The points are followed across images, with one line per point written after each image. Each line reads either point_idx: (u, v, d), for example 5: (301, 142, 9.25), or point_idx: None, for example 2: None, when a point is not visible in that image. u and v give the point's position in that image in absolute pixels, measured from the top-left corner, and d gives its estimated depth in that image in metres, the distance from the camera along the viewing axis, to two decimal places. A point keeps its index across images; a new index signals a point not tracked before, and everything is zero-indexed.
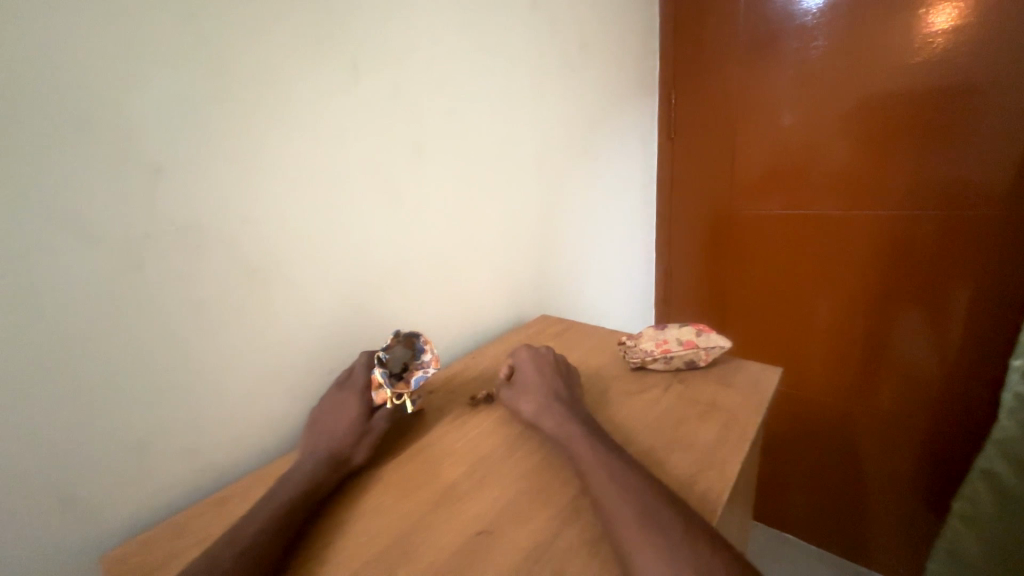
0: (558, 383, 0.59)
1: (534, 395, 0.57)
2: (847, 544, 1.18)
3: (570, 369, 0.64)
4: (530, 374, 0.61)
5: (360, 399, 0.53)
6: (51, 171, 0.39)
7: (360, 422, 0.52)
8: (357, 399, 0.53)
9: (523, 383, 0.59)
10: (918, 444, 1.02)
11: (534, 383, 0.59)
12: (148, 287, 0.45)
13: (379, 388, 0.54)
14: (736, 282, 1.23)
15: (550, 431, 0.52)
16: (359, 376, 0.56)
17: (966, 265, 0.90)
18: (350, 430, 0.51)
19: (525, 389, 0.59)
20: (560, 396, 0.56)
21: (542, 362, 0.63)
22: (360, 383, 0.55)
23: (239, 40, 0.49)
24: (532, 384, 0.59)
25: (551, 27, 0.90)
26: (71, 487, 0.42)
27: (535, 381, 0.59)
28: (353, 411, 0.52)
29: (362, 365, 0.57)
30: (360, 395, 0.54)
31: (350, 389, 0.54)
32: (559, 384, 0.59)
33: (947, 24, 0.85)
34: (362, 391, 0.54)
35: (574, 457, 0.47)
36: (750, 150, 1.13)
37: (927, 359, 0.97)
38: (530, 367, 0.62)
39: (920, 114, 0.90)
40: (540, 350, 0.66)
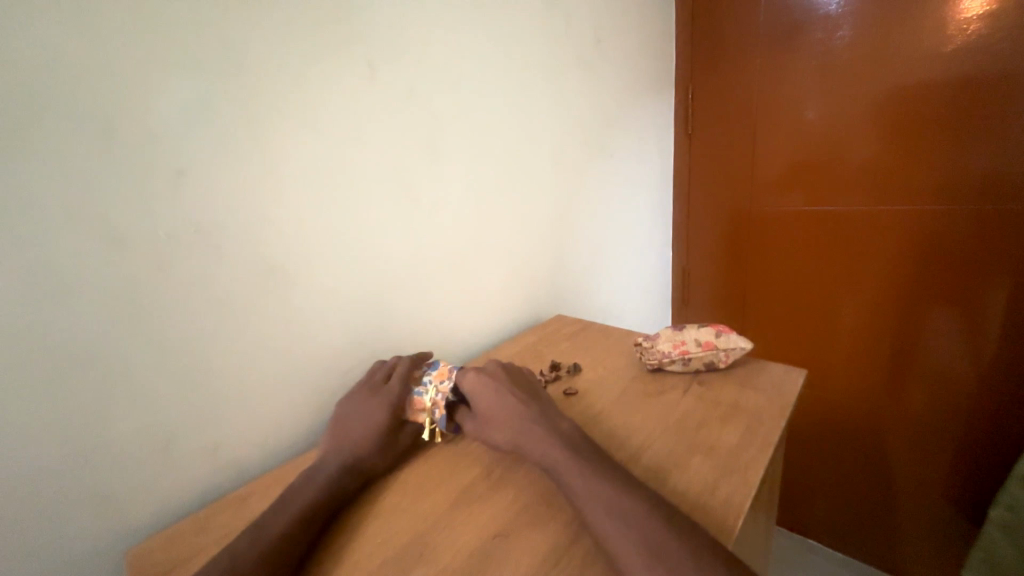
0: (520, 399, 0.51)
1: (503, 428, 0.49)
2: (875, 552, 1.14)
3: (522, 377, 0.56)
4: (485, 397, 0.51)
5: (392, 410, 0.51)
6: (72, 169, 0.39)
7: (387, 432, 0.50)
8: (387, 410, 0.51)
9: (483, 414, 0.51)
10: (952, 449, 0.98)
11: (494, 411, 0.50)
12: (169, 289, 0.45)
13: (418, 410, 0.53)
14: (757, 281, 1.20)
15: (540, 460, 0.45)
16: (395, 386, 0.54)
17: (1003, 262, 0.86)
18: (377, 438, 0.49)
19: (490, 422, 0.50)
20: (532, 414, 0.49)
21: (492, 379, 0.53)
22: (395, 394, 0.53)
23: (257, 37, 0.49)
24: (493, 413, 0.50)
25: (567, 24, 0.89)
26: (91, 485, 0.42)
27: (495, 408, 0.50)
28: (384, 415, 0.51)
29: (400, 376, 0.55)
30: (394, 407, 0.52)
31: (384, 397, 0.52)
32: (522, 402, 0.51)
33: (981, 9, 0.81)
34: (396, 404, 0.52)
35: (566, 487, 0.41)
36: (771, 145, 1.10)
37: (961, 360, 0.93)
38: (480, 391, 0.52)
39: (952, 104, 0.86)
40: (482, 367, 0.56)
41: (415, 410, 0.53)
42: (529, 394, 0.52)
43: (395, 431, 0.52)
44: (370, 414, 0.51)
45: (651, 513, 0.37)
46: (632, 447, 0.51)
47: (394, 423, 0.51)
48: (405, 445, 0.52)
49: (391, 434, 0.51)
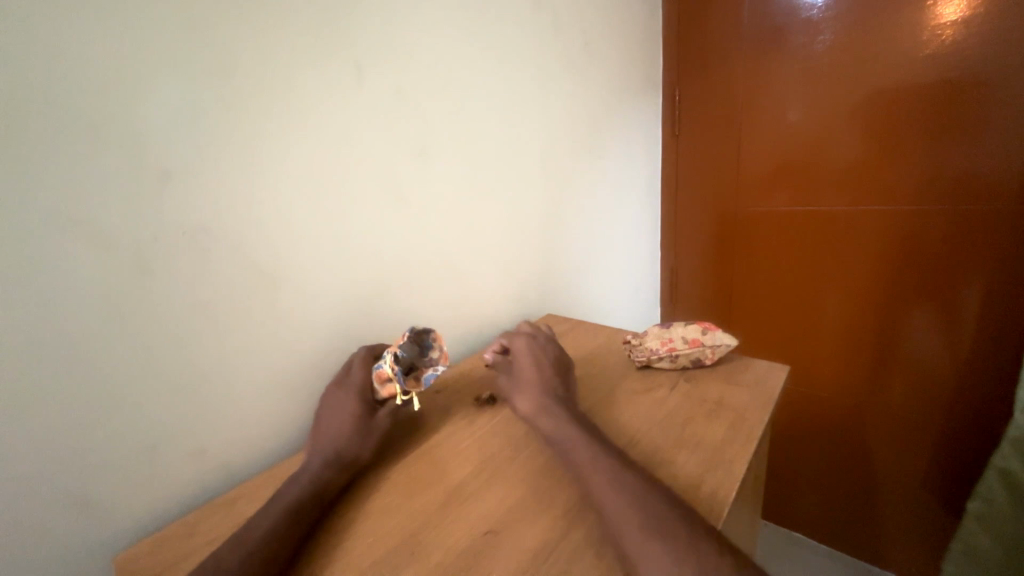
0: (553, 381, 0.57)
1: (531, 392, 0.55)
2: (859, 543, 1.17)
3: (568, 369, 0.62)
4: (529, 366, 0.59)
5: (360, 397, 0.52)
6: (56, 170, 0.38)
7: (362, 420, 0.50)
8: (356, 398, 0.52)
9: (520, 375, 0.58)
10: (931, 441, 1.01)
11: (531, 378, 0.57)
12: (156, 290, 0.45)
13: (386, 382, 0.52)
14: (743, 280, 1.22)
15: (548, 433, 0.49)
16: (356, 373, 0.54)
17: (978, 260, 0.89)
18: (354, 429, 0.50)
19: (523, 383, 0.57)
20: (556, 396, 0.54)
21: (543, 354, 0.61)
22: (359, 380, 0.53)
23: (245, 37, 0.48)
24: (529, 378, 0.57)
25: (555, 26, 0.90)
26: (78, 490, 0.42)
27: (534, 376, 0.57)
28: (353, 408, 0.51)
29: (359, 360, 0.55)
30: (361, 395, 0.52)
31: (349, 387, 0.53)
32: (557, 384, 0.57)
33: (955, 16, 0.84)
34: (362, 389, 0.52)
35: (573, 464, 0.44)
36: (755, 147, 1.12)
37: (938, 355, 0.96)
38: (530, 356, 0.61)
39: (928, 108, 0.89)
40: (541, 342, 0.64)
41: (381, 382, 0.52)
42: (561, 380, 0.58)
43: (370, 417, 0.51)
44: (341, 406, 0.51)
45: (640, 505, 0.38)
46: (621, 443, 0.52)
47: (367, 411, 0.52)
48: (385, 426, 0.51)
49: (367, 420, 0.51)
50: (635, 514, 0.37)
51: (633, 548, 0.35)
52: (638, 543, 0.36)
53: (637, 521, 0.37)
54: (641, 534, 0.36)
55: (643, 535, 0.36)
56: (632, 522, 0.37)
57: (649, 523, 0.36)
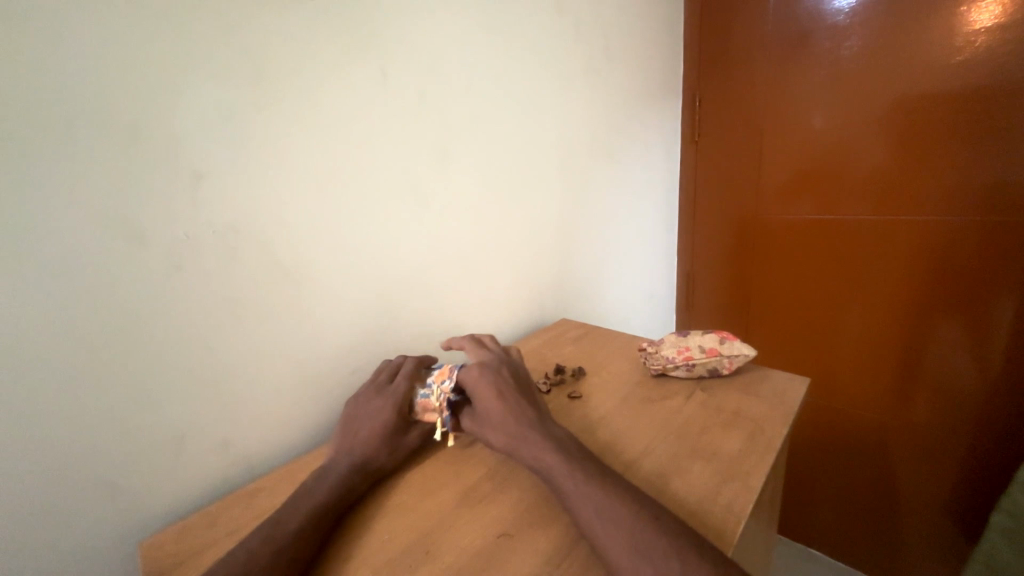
0: (518, 402, 0.50)
1: (505, 424, 0.48)
2: (877, 562, 1.14)
3: (521, 375, 0.56)
4: (483, 394, 0.51)
5: (399, 410, 0.52)
6: (100, 171, 0.40)
7: (395, 433, 0.51)
8: (392, 410, 0.52)
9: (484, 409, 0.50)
10: (958, 461, 0.97)
11: (492, 407, 0.50)
12: (187, 288, 0.47)
13: (429, 411, 0.54)
14: (763, 288, 1.20)
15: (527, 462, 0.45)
16: (400, 385, 0.55)
17: (1011, 274, 0.85)
18: (382, 439, 0.50)
19: (489, 417, 0.50)
20: (526, 416, 0.49)
21: (495, 377, 0.53)
22: (401, 392, 0.54)
23: (276, 45, 0.50)
24: (494, 409, 0.50)
25: (576, 32, 0.90)
26: (111, 477, 0.44)
27: (496, 406, 0.50)
28: (387, 418, 0.51)
29: (405, 374, 0.56)
30: (399, 406, 0.53)
31: (389, 396, 0.53)
32: (524, 402, 0.51)
33: (990, 22, 0.81)
34: (402, 402, 0.53)
35: (558, 490, 0.42)
36: (778, 153, 1.11)
37: (967, 371, 0.93)
38: (482, 383, 0.52)
39: (959, 116, 0.87)
40: (486, 359, 0.56)
41: (424, 411, 0.54)
42: (527, 396, 0.52)
43: (403, 432, 0.52)
44: (377, 413, 0.52)
45: (642, 524, 0.37)
46: (635, 452, 0.51)
47: (402, 425, 0.52)
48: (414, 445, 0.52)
49: (399, 434, 0.52)
50: (627, 538, 0.36)
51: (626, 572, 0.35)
52: (631, 568, 0.35)
53: (630, 545, 0.36)
54: (633, 557, 0.35)
55: (635, 562, 0.35)
56: (624, 548, 0.36)
57: (643, 549, 0.35)
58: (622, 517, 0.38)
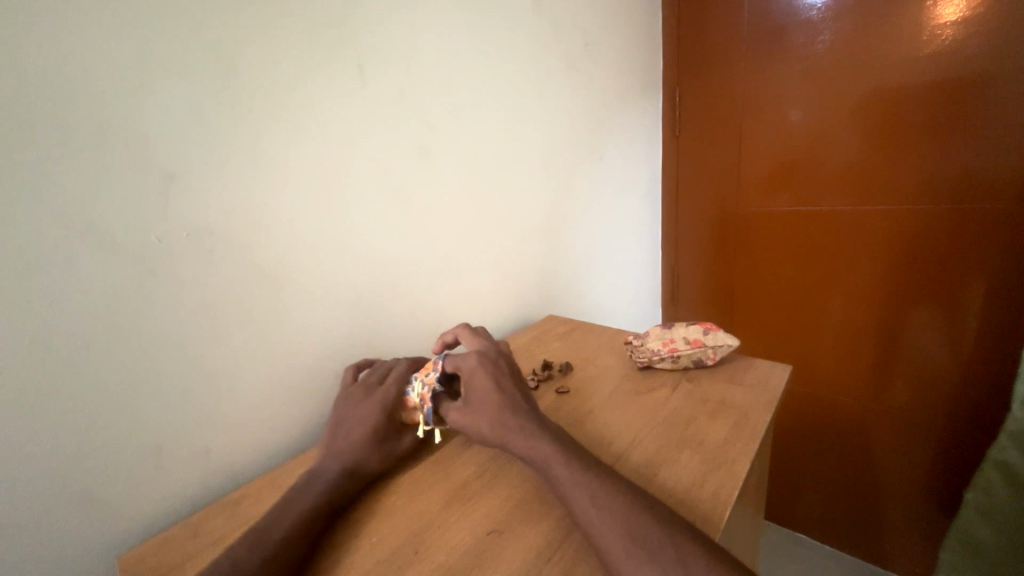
0: (513, 395, 0.49)
1: (496, 416, 0.47)
2: (861, 544, 1.17)
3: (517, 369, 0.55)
4: (479, 383, 0.50)
5: (387, 413, 0.52)
6: (64, 176, 0.39)
7: (385, 436, 0.51)
8: (379, 414, 0.51)
9: (476, 403, 0.49)
10: (935, 441, 1.00)
11: (487, 399, 0.49)
12: (160, 294, 0.45)
13: (413, 410, 0.53)
14: (745, 280, 1.22)
15: (521, 453, 0.45)
16: (389, 388, 0.54)
17: (980, 259, 0.89)
18: (370, 444, 0.49)
19: (481, 409, 0.48)
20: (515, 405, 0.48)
21: (492, 368, 0.52)
22: (390, 395, 0.53)
23: (248, 41, 0.49)
24: (488, 403, 0.48)
25: (555, 29, 0.91)
26: (86, 492, 0.42)
27: (491, 398, 0.49)
28: (373, 423, 0.50)
29: (396, 377, 0.55)
30: (388, 410, 0.52)
31: (377, 399, 0.52)
32: (518, 397, 0.49)
33: (954, 16, 0.84)
34: (392, 406, 0.52)
35: (550, 482, 0.42)
36: (756, 147, 1.12)
37: (941, 355, 0.96)
38: (478, 377, 0.51)
39: (929, 108, 0.89)
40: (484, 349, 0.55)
41: (409, 410, 0.53)
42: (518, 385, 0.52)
43: (391, 435, 0.51)
44: (364, 417, 0.51)
45: (631, 515, 0.37)
46: (622, 444, 0.52)
47: (392, 428, 0.52)
48: (406, 446, 0.52)
49: (389, 438, 0.51)
50: (617, 528, 0.36)
51: (618, 562, 0.35)
52: (620, 558, 0.35)
53: (620, 534, 0.36)
54: (622, 547, 0.35)
55: (626, 550, 0.35)
56: (615, 538, 0.36)
57: (633, 537, 0.36)
58: (610, 506, 0.38)
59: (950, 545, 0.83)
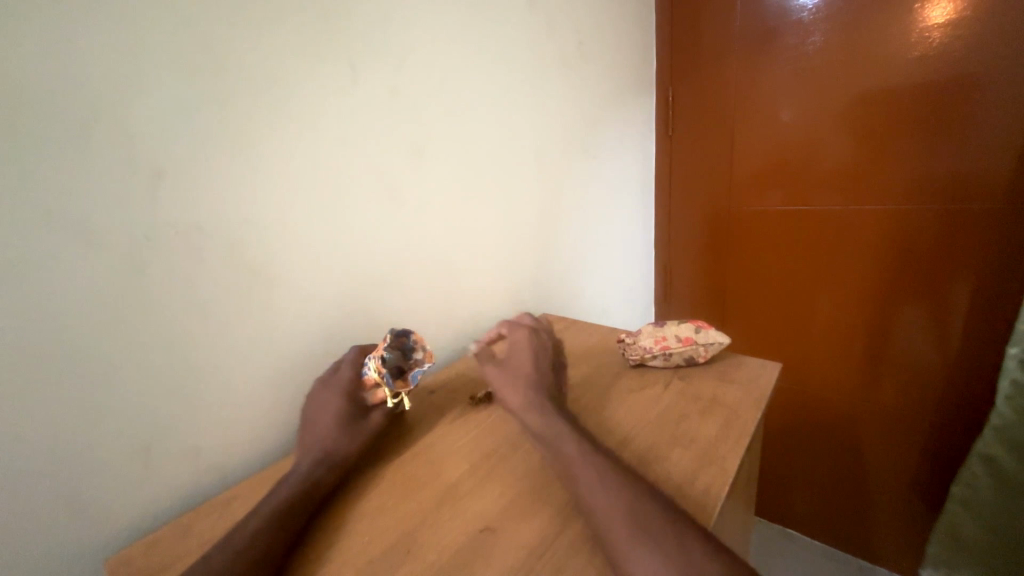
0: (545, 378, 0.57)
1: (524, 387, 0.54)
2: (850, 539, 1.19)
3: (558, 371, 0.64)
4: (524, 359, 0.60)
5: (348, 396, 0.52)
6: (48, 173, 0.38)
7: (354, 419, 0.50)
8: (342, 397, 0.51)
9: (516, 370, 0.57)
10: (922, 437, 1.02)
11: (525, 369, 0.58)
12: (148, 292, 0.45)
13: (375, 388, 0.53)
14: (736, 279, 1.23)
15: (532, 425, 0.50)
16: (343, 373, 0.54)
17: (967, 258, 0.90)
18: (343, 430, 0.49)
19: (514, 376, 0.56)
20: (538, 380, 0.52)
21: (540, 354, 0.62)
22: (346, 380, 0.53)
23: (238, 36, 0.48)
24: (524, 375, 0.56)
25: (548, 27, 0.91)
26: (73, 493, 0.42)
27: (528, 371, 0.57)
28: (338, 408, 0.50)
29: (348, 361, 0.55)
30: (348, 393, 0.52)
31: (335, 385, 0.53)
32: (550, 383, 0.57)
33: (942, 18, 0.85)
34: (350, 387, 0.52)
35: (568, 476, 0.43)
36: (748, 146, 1.13)
37: (928, 352, 0.97)
38: (528, 357, 0.61)
39: (917, 108, 0.90)
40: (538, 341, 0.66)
41: (371, 389, 0.53)
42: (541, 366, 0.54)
43: (362, 416, 0.51)
44: (328, 405, 0.51)
45: (625, 512, 0.37)
46: (615, 441, 0.52)
47: (359, 410, 0.52)
48: (380, 421, 0.52)
49: (358, 418, 0.51)
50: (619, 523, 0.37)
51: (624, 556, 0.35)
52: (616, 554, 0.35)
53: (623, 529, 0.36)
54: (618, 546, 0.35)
55: (631, 542, 0.36)
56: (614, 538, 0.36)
57: (635, 531, 0.36)
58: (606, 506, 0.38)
59: (937, 538, 0.85)
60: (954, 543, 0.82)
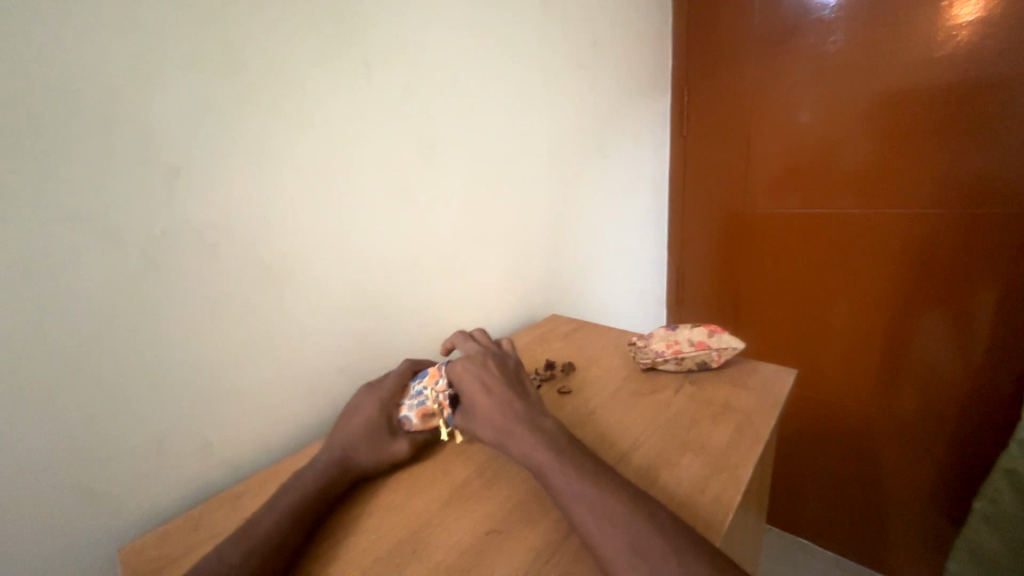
0: (505, 392, 0.48)
1: (484, 414, 0.47)
2: (866, 551, 1.16)
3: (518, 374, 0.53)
4: (468, 386, 0.49)
5: (384, 407, 0.52)
6: (68, 170, 0.39)
7: (384, 432, 0.50)
8: (377, 408, 0.52)
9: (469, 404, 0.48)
10: (942, 448, 0.99)
11: (479, 401, 0.48)
12: (164, 288, 0.45)
13: (427, 416, 0.51)
14: (751, 283, 1.21)
15: (518, 456, 0.43)
16: (387, 383, 0.55)
17: (992, 265, 0.87)
18: (369, 438, 0.49)
19: (471, 408, 0.48)
20: (514, 406, 0.47)
21: (479, 371, 0.51)
22: (387, 391, 0.54)
23: (253, 37, 0.49)
24: (475, 398, 0.48)
25: (563, 27, 0.90)
26: (88, 483, 0.42)
27: (479, 396, 0.48)
28: (370, 417, 0.51)
29: (396, 373, 0.57)
30: (384, 405, 0.52)
31: (374, 396, 0.53)
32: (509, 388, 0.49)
33: (970, 16, 0.82)
34: (388, 399, 0.53)
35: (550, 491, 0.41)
36: (764, 148, 1.11)
37: (949, 361, 0.95)
38: (469, 381, 0.50)
39: (944, 110, 0.88)
40: (474, 362, 0.52)
41: (423, 417, 0.51)
42: (517, 388, 0.50)
43: (391, 432, 0.51)
44: (363, 414, 0.52)
45: (633, 518, 0.37)
46: (624, 445, 0.51)
47: (391, 425, 0.51)
48: (404, 453, 0.50)
49: (390, 432, 0.51)
50: (620, 537, 0.35)
51: (620, 572, 0.34)
52: (622, 562, 0.34)
53: (623, 543, 0.35)
54: (624, 556, 0.34)
55: (628, 562, 0.34)
56: (618, 549, 0.35)
57: (636, 549, 0.35)
58: (613, 514, 0.37)
59: (956, 554, 0.82)
60: (973, 560, 0.79)
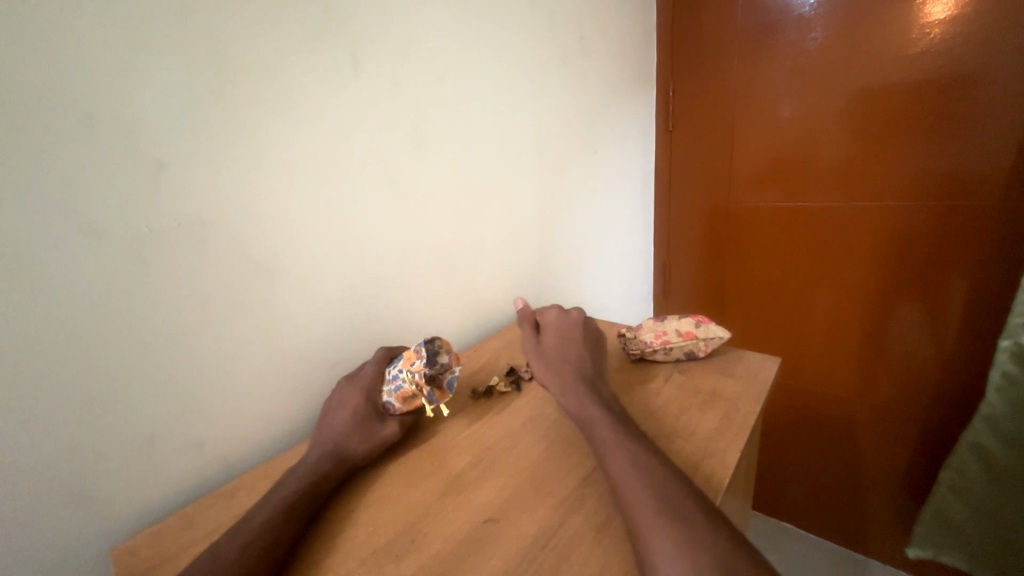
0: (579, 355, 0.58)
1: (555, 363, 0.57)
2: (845, 532, 1.20)
3: (598, 342, 0.63)
4: (555, 337, 0.61)
5: (369, 395, 0.52)
6: (49, 166, 0.38)
7: (371, 420, 0.50)
8: (361, 396, 0.52)
9: (547, 349, 0.59)
10: (917, 433, 1.03)
11: (558, 351, 0.59)
12: (151, 284, 0.45)
13: (408, 398, 0.51)
14: (735, 275, 1.23)
15: (572, 413, 0.50)
16: (368, 370, 0.55)
17: (963, 256, 0.91)
18: (356, 428, 0.49)
19: (548, 353, 0.59)
20: (581, 372, 0.55)
21: (571, 329, 0.62)
22: (369, 378, 0.53)
23: (236, 28, 0.48)
24: (554, 348, 0.59)
25: (550, 20, 0.90)
26: (77, 485, 0.42)
27: (559, 349, 0.59)
28: (357, 406, 0.51)
29: (375, 360, 0.56)
30: (369, 392, 0.52)
31: (357, 384, 0.53)
32: (586, 353, 0.59)
33: (943, 14, 0.85)
34: (371, 385, 0.52)
35: (595, 443, 0.46)
36: (747, 142, 1.13)
37: (924, 349, 0.98)
38: (557, 333, 0.61)
39: (918, 106, 0.90)
40: (571, 319, 0.63)
41: (404, 399, 0.51)
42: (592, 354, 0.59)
43: (379, 419, 0.51)
44: (348, 403, 0.51)
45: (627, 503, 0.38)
46: None
47: (376, 412, 0.51)
48: (394, 435, 0.50)
49: (376, 420, 0.50)
50: None
51: None
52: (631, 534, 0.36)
53: None
54: None
55: None
56: None
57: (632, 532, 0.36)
58: None
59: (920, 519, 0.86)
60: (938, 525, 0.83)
